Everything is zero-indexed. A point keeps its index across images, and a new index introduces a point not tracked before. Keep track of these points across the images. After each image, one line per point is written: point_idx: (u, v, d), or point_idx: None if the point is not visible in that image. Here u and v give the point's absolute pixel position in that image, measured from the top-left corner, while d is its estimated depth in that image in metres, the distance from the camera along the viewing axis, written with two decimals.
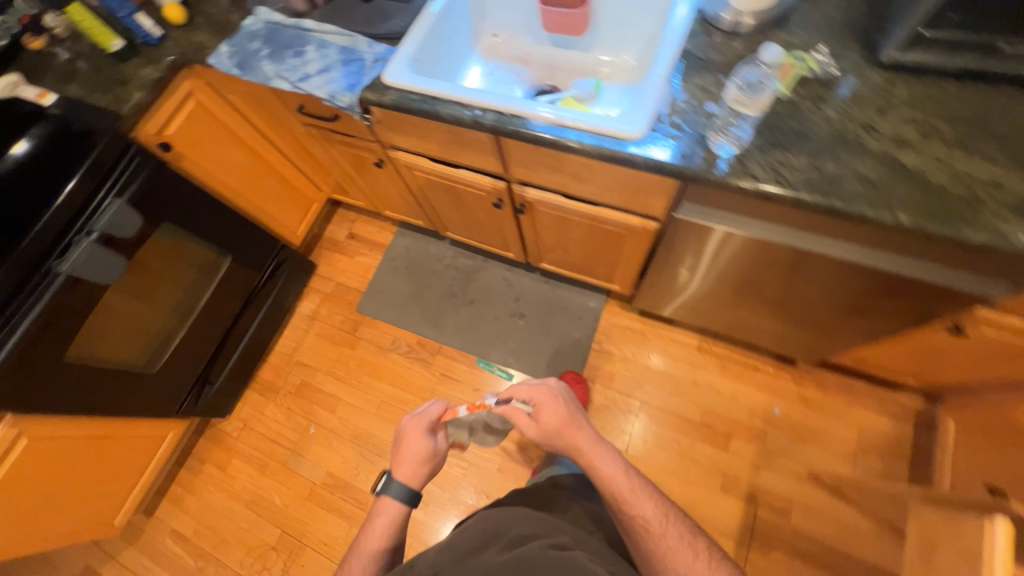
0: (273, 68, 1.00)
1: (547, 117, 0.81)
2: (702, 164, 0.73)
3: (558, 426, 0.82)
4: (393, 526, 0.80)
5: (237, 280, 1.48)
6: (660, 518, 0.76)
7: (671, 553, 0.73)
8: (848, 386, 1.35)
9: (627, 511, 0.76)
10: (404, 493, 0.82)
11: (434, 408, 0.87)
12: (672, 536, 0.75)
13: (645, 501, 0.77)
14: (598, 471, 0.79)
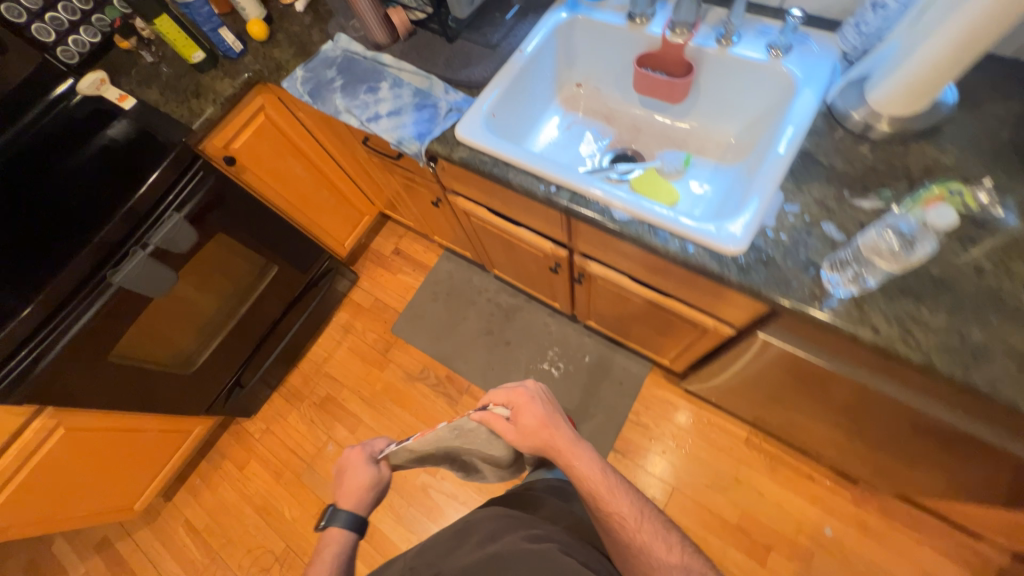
0: (344, 102, 0.95)
1: (629, 209, 0.72)
2: (809, 301, 0.62)
3: (534, 426, 0.80)
4: (338, 557, 0.75)
5: (281, 288, 1.47)
6: (635, 514, 0.75)
7: (646, 544, 0.72)
8: (916, 521, 1.19)
9: (604, 508, 0.75)
10: (350, 520, 0.78)
11: (376, 442, 0.87)
12: (649, 530, 0.73)
13: (621, 500, 0.75)
14: (575, 469, 0.78)
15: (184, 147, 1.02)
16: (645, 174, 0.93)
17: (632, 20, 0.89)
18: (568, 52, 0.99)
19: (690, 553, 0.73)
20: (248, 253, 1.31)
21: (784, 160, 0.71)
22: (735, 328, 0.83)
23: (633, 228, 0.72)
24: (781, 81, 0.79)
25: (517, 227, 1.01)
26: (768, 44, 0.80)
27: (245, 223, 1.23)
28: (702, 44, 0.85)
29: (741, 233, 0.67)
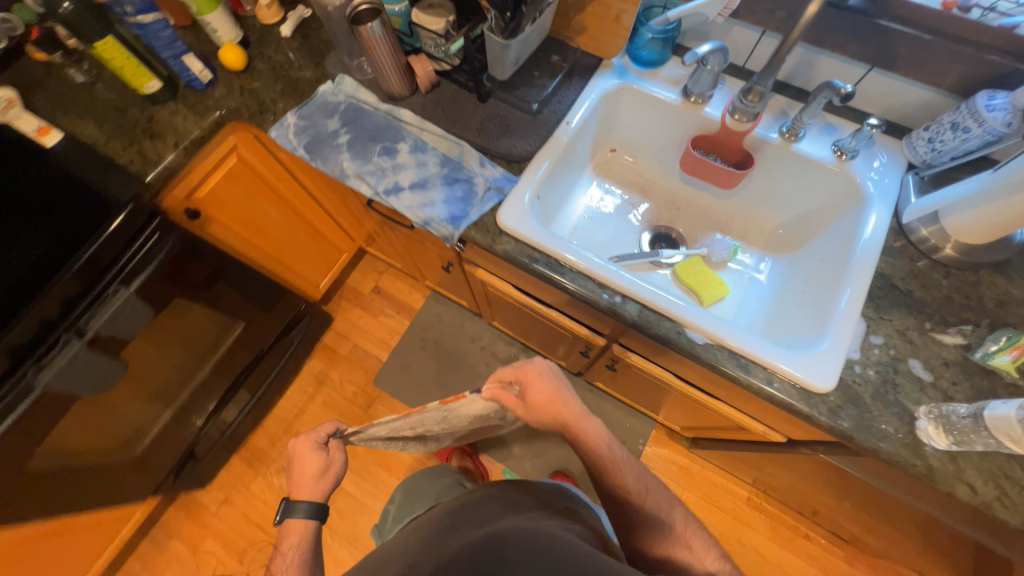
0: (353, 165, 0.79)
1: (706, 332, 0.65)
2: (903, 451, 0.58)
3: (543, 404, 0.63)
4: (301, 550, 0.64)
5: (246, 345, 1.25)
6: (640, 489, 0.64)
7: (647, 517, 0.64)
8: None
9: (609, 484, 0.64)
10: (311, 509, 0.66)
11: (326, 427, 0.72)
12: (653, 502, 0.65)
13: (629, 473, 0.64)
14: (588, 446, 0.64)
15: (135, 204, 0.81)
16: (692, 261, 0.86)
17: (686, 98, 0.82)
18: (609, 118, 0.90)
19: (692, 523, 0.65)
20: (210, 314, 1.08)
21: (864, 284, 0.67)
22: (789, 438, 0.79)
23: (712, 354, 0.65)
24: (847, 185, 0.75)
25: (549, 308, 0.91)
26: (833, 144, 0.76)
27: (209, 281, 1.02)
28: (764, 134, 0.79)
29: (831, 370, 0.62)
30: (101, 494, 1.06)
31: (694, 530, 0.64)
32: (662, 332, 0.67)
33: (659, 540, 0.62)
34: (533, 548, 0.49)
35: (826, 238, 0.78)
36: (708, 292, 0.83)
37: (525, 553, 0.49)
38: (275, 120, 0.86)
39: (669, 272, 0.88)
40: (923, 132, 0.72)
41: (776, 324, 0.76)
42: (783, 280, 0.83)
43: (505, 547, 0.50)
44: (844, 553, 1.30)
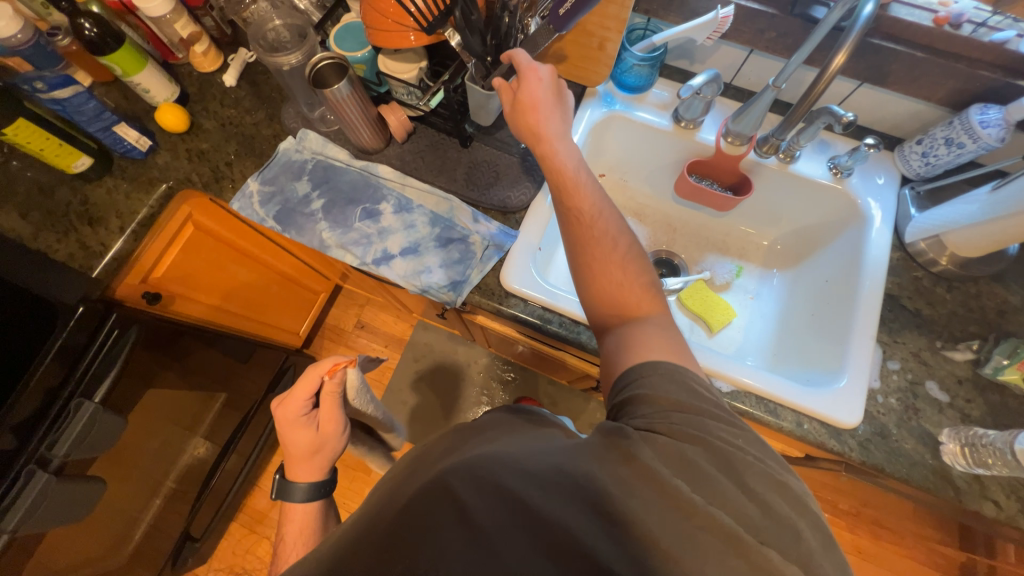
0: (332, 234, 0.72)
1: (732, 378, 0.65)
2: (934, 479, 0.59)
3: (525, 108, 0.59)
4: (308, 532, 0.63)
5: (231, 412, 1.15)
6: (593, 212, 0.57)
7: (596, 238, 0.55)
8: (901, 538, 1.33)
9: (565, 205, 0.58)
10: (311, 489, 0.64)
11: (309, 384, 0.63)
12: (606, 228, 0.56)
13: (585, 195, 0.57)
14: (552, 160, 0.59)
15: (84, 305, 0.71)
16: (697, 288, 0.83)
17: (678, 123, 0.80)
18: (598, 146, 0.85)
19: (638, 252, 0.56)
20: (185, 393, 0.96)
21: (876, 309, 0.67)
22: (811, 457, 0.80)
23: (739, 402, 0.64)
24: (846, 202, 0.76)
25: (555, 351, 0.86)
26: (828, 163, 0.77)
27: (180, 362, 0.91)
28: (758, 158, 0.78)
29: (858, 404, 0.62)
30: None
31: (633, 258, 0.55)
32: None
33: (602, 270, 0.54)
34: (485, 477, 0.38)
35: (829, 256, 0.78)
36: (717, 319, 0.80)
37: (472, 479, 0.38)
38: (235, 188, 0.77)
39: (674, 299, 0.84)
40: (916, 145, 0.73)
41: (788, 349, 0.76)
42: (787, 298, 0.83)
43: (452, 477, 0.39)
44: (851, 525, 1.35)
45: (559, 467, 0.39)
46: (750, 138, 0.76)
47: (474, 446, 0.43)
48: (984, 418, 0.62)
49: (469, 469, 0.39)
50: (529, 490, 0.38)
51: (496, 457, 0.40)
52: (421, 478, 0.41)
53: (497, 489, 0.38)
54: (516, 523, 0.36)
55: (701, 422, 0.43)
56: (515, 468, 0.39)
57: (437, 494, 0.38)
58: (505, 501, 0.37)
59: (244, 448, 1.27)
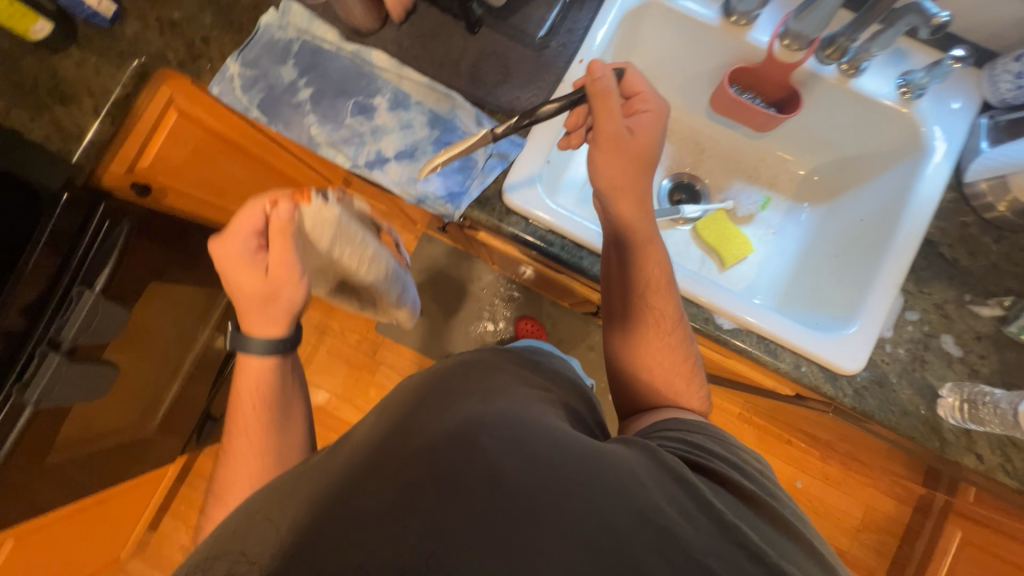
0: (322, 130, 0.65)
1: (736, 317, 0.62)
2: (923, 429, 0.59)
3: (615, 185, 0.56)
4: (262, 394, 0.62)
5: (238, 309, 1.18)
6: (673, 318, 0.59)
7: (666, 342, 0.60)
8: (867, 470, 1.40)
9: (649, 299, 0.59)
10: (266, 344, 0.61)
11: (251, 219, 0.56)
12: (679, 337, 0.60)
13: (666, 298, 0.59)
14: (644, 262, 0.59)
15: (69, 192, 0.68)
16: (716, 218, 0.77)
17: (728, 17, 0.68)
18: (628, 42, 0.73)
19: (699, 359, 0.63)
20: (190, 288, 0.97)
21: (910, 255, 0.61)
22: (802, 397, 0.80)
23: (739, 339, 0.62)
24: (907, 130, 0.66)
25: (557, 274, 0.83)
26: (899, 79, 0.66)
27: (181, 257, 0.91)
28: (817, 66, 0.67)
29: (863, 351, 0.59)
30: (131, 467, 1.08)
31: (698, 367, 0.61)
32: (690, 318, 0.63)
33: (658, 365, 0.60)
34: (518, 440, 0.40)
35: (870, 193, 0.70)
36: (731, 253, 0.75)
37: (504, 442, 0.40)
38: (213, 69, 0.69)
39: (689, 229, 0.78)
40: (1012, 63, 0.62)
41: (802, 291, 0.72)
42: (813, 236, 0.76)
43: (480, 434, 0.40)
44: (822, 455, 1.41)
45: (601, 453, 0.42)
46: (812, 41, 0.65)
47: (503, 400, 0.46)
48: (992, 375, 0.60)
49: (504, 427, 0.41)
50: (567, 463, 0.40)
51: (531, 425, 0.42)
52: (445, 418, 0.43)
53: (530, 449, 0.40)
54: (541, 480, 0.38)
55: (732, 462, 0.48)
56: (554, 444, 0.41)
57: (459, 441, 0.40)
58: (540, 471, 0.39)
59: None
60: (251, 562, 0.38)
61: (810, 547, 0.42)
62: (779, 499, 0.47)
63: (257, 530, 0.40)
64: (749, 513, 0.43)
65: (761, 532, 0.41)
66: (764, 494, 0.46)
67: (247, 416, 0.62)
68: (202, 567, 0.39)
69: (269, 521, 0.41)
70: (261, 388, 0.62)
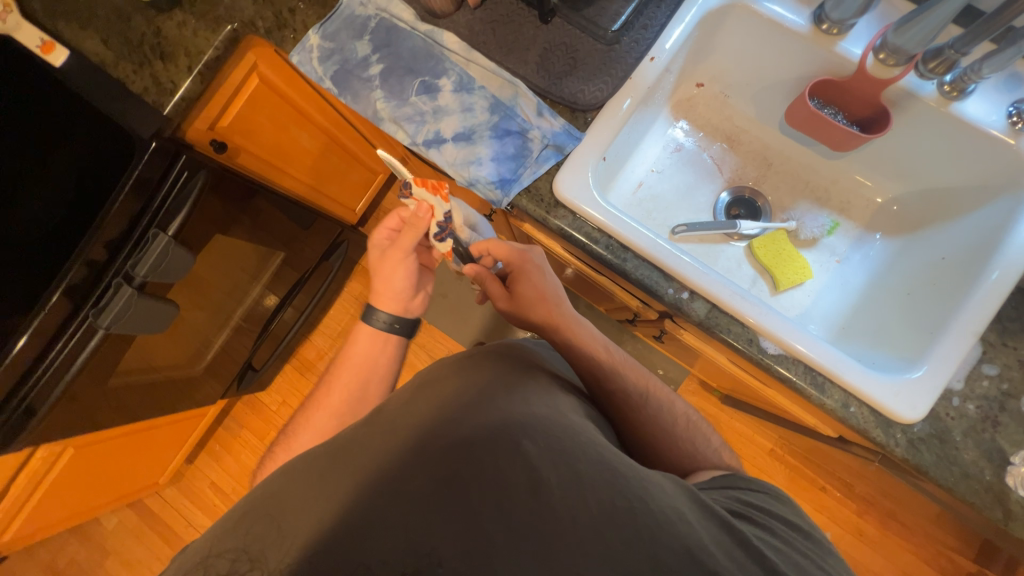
0: (386, 106, 0.67)
1: (783, 343, 0.58)
2: (985, 497, 0.52)
3: (534, 299, 0.63)
4: (375, 358, 0.70)
5: (290, 270, 1.24)
6: (641, 392, 0.62)
7: (652, 416, 0.61)
8: (907, 534, 1.28)
9: (607, 386, 0.61)
10: (387, 320, 0.70)
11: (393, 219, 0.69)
12: (657, 403, 0.63)
13: (629, 374, 0.62)
14: (583, 349, 0.63)
15: (157, 142, 0.75)
16: (774, 238, 0.73)
17: (818, 25, 0.63)
18: (705, 44, 0.71)
19: (694, 418, 0.65)
20: (249, 246, 1.03)
21: (997, 302, 0.55)
22: (845, 439, 0.74)
23: (783, 367, 0.58)
24: (1009, 167, 0.60)
25: (598, 276, 0.81)
26: (1010, 106, 0.60)
27: (248, 219, 0.98)
28: (915, 82, 0.62)
29: (925, 401, 0.54)
30: (177, 403, 1.17)
31: (695, 429, 0.63)
32: (732, 337, 0.60)
33: (643, 427, 0.61)
34: (554, 441, 0.47)
35: (957, 230, 0.64)
36: (787, 276, 0.71)
37: (548, 450, 0.46)
38: (295, 40, 0.75)
39: (743, 246, 0.75)
40: None
41: (862, 326, 0.67)
42: (881, 271, 0.71)
43: (523, 438, 0.46)
44: (857, 508, 1.31)
45: (641, 478, 0.46)
46: (913, 57, 0.59)
47: (544, 405, 0.50)
48: None
49: (545, 433, 0.47)
50: (607, 482, 0.45)
51: (569, 434, 0.48)
52: (483, 419, 0.47)
53: (566, 457, 0.46)
54: (584, 499, 0.44)
55: (778, 513, 0.50)
56: (597, 460, 0.46)
57: (504, 443, 0.46)
58: (582, 488, 0.44)
59: (300, 305, 1.40)
60: (251, 561, 0.44)
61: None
62: (821, 546, 0.49)
63: (260, 529, 0.45)
64: (795, 558, 0.46)
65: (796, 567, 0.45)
66: (807, 545, 0.48)
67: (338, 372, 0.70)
68: (201, 568, 0.43)
69: (273, 523, 0.45)
70: (366, 367, 0.70)
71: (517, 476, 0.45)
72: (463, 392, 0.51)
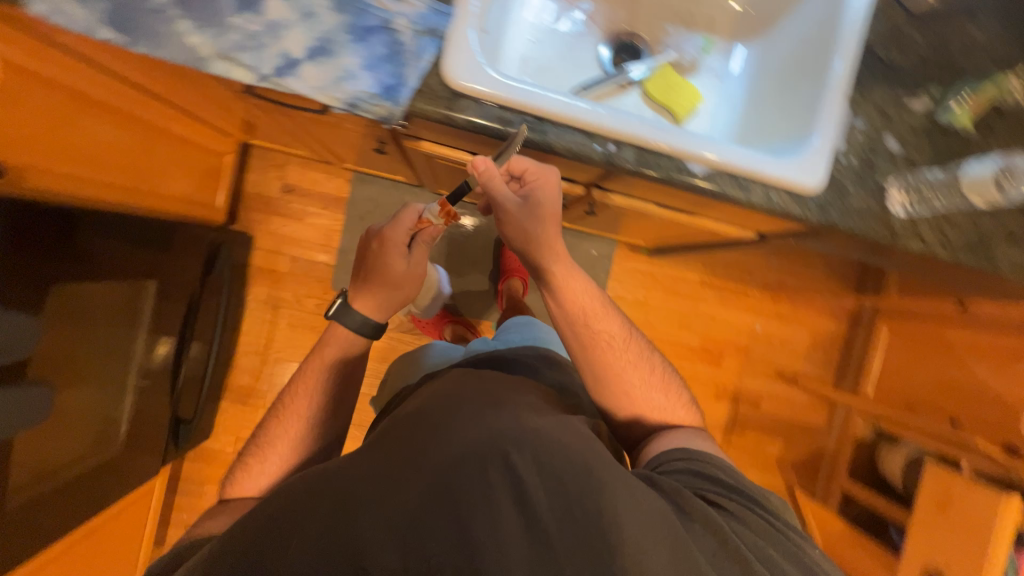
0: (204, 39, 0.53)
1: (705, 160, 0.62)
2: (875, 224, 0.63)
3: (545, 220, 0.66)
4: (341, 364, 0.71)
5: (174, 297, 1.04)
6: (623, 334, 0.71)
7: (630, 362, 0.71)
8: (808, 300, 1.60)
9: (595, 325, 0.70)
10: (361, 327, 0.70)
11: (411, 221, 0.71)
12: (633, 354, 0.72)
13: (612, 320, 0.71)
14: (572, 296, 0.69)
15: None
16: (661, 73, 0.75)
17: None
18: None
19: (667, 376, 0.74)
20: (105, 287, 0.82)
21: (850, 63, 0.64)
22: (764, 233, 0.85)
23: (711, 183, 0.62)
24: None
25: None
26: None
27: (88, 252, 0.77)
28: None
29: (822, 167, 0.62)
30: (105, 492, 0.98)
31: (663, 387, 0.73)
32: (661, 171, 0.62)
33: (623, 378, 0.70)
34: (542, 451, 0.52)
35: (802, 14, 0.71)
36: (683, 107, 0.74)
37: (535, 464, 0.50)
38: None
39: (638, 92, 0.76)
40: None
41: (754, 126, 0.73)
42: (755, 72, 0.76)
43: (512, 452, 0.50)
44: (771, 298, 1.58)
45: (614, 467, 0.53)
46: None
47: (534, 418, 0.56)
48: (926, 161, 0.66)
49: (534, 445, 0.52)
50: (585, 487, 0.50)
51: (556, 440, 0.53)
52: (478, 432, 0.52)
53: (552, 472, 0.50)
54: (567, 508, 0.49)
55: (742, 497, 0.59)
56: (576, 467, 0.51)
57: (495, 456, 0.50)
58: (566, 498, 0.49)
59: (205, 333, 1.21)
60: None
61: (803, 564, 0.54)
62: (776, 519, 0.58)
63: None
64: (761, 546, 0.54)
65: (763, 557, 0.53)
66: (766, 520, 0.57)
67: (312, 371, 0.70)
68: None
69: None
70: (338, 365, 0.71)
71: (503, 492, 0.48)
72: (456, 418, 0.55)
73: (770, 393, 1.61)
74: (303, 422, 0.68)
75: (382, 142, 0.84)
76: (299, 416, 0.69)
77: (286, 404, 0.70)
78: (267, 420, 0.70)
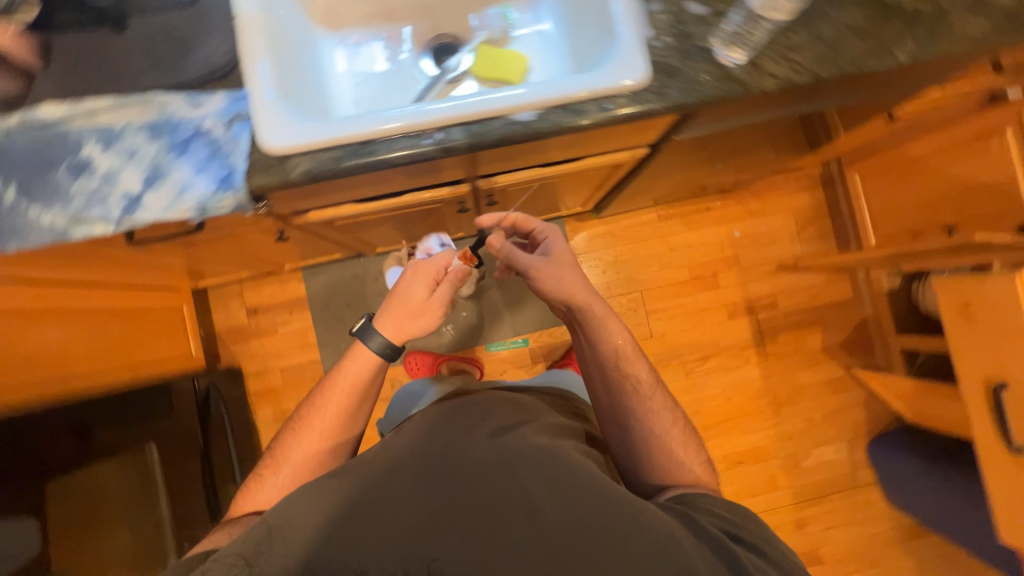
0: (58, 214, 0.58)
1: (530, 105, 0.63)
2: (721, 84, 0.64)
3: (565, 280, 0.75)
4: (360, 379, 0.76)
5: (180, 451, 1.08)
6: (651, 382, 0.77)
7: (655, 410, 0.75)
8: (772, 186, 1.56)
9: (625, 369, 0.76)
10: (380, 346, 0.75)
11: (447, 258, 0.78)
12: (658, 401, 0.76)
13: (642, 366, 0.77)
14: (599, 342, 0.77)
15: None
16: (478, 53, 0.78)
17: None
18: None
19: (685, 428, 0.77)
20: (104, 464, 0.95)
21: None
22: (654, 144, 0.84)
23: (547, 121, 0.63)
24: None
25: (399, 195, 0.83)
26: None
27: None
28: None
29: (639, 60, 0.63)
30: None
31: (682, 439, 0.75)
32: (495, 134, 0.63)
33: (646, 419, 0.75)
34: (554, 471, 0.59)
35: None
36: (510, 71, 0.76)
37: (542, 484, 0.57)
38: None
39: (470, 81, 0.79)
40: None
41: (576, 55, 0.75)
42: (559, 11, 0.80)
43: (520, 470, 0.58)
44: (734, 201, 1.55)
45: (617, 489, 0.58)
46: None
47: (548, 441, 0.65)
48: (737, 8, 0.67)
49: (548, 467, 0.59)
50: (594, 512, 0.55)
51: (566, 461, 0.61)
52: (494, 453, 0.60)
53: (563, 495, 0.56)
54: (574, 527, 0.53)
55: (763, 538, 0.59)
56: (579, 485, 0.57)
57: (505, 469, 0.58)
58: (571, 512, 0.54)
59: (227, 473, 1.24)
60: None
61: None
62: (795, 567, 0.57)
63: None
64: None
65: None
66: (787, 565, 0.56)
67: (340, 383, 0.75)
68: None
69: None
70: (360, 382, 0.75)
71: (514, 500, 0.56)
72: (479, 448, 0.63)
73: (780, 289, 1.55)
74: (322, 433, 0.74)
75: (281, 232, 0.89)
76: (317, 428, 0.74)
77: (309, 412, 0.76)
78: (287, 428, 0.77)
